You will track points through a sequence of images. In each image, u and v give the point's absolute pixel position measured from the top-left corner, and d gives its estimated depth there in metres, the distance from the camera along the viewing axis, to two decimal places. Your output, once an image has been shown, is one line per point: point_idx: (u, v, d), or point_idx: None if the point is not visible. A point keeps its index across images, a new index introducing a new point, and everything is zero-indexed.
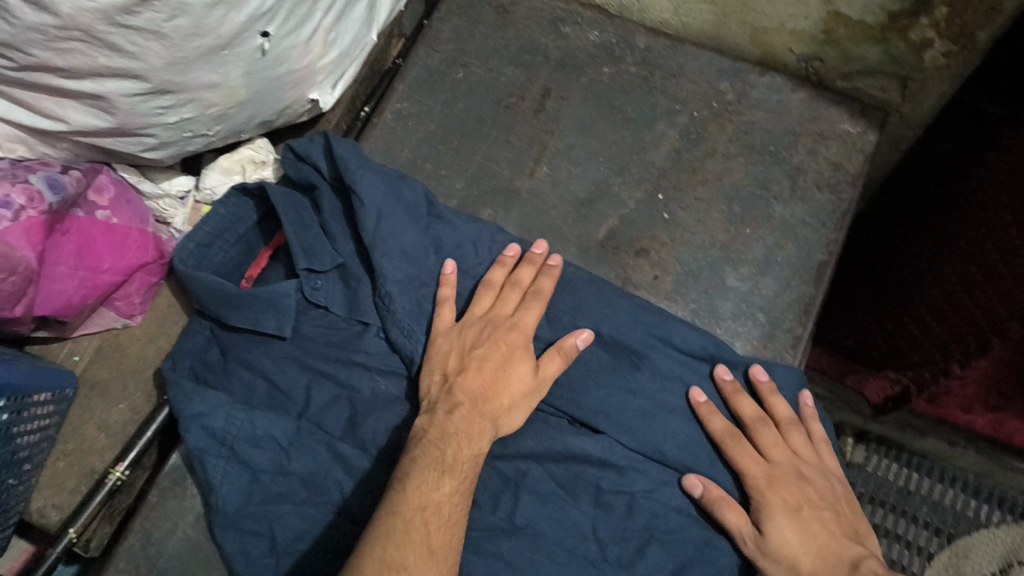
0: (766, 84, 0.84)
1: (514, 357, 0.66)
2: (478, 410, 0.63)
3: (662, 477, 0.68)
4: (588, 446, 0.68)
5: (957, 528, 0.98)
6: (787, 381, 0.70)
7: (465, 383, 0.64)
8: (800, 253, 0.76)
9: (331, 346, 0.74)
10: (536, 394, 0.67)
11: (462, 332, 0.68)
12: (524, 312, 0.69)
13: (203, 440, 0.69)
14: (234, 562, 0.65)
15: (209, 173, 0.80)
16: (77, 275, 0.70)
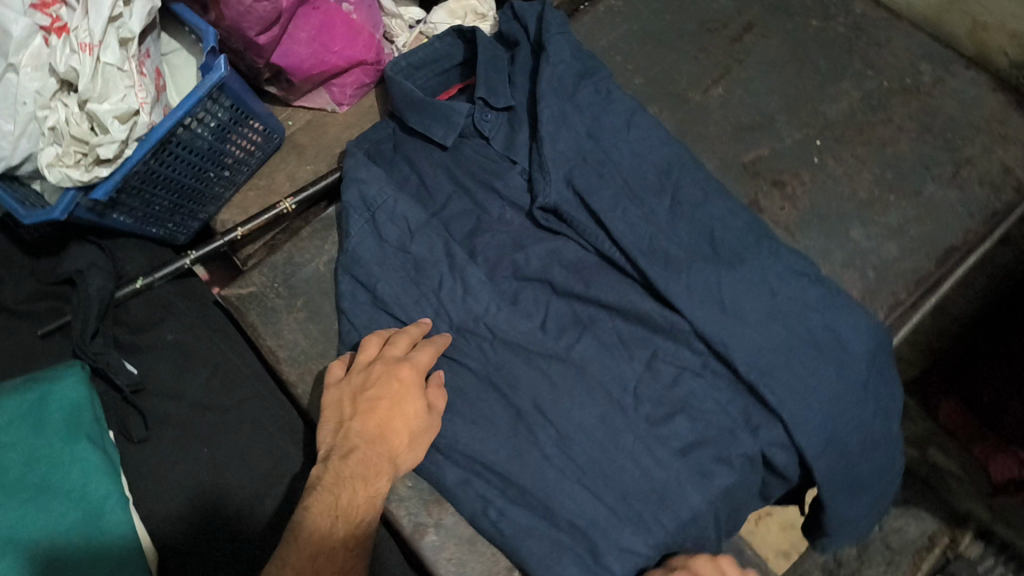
0: (968, 78, 0.84)
1: (407, 395, 0.67)
2: (374, 455, 0.63)
3: (717, 368, 0.72)
4: (658, 316, 0.74)
5: None
6: (872, 333, 0.72)
7: (354, 429, 0.64)
8: (934, 231, 0.77)
9: (480, 169, 0.84)
10: (427, 431, 0.68)
11: (349, 381, 0.68)
12: (416, 356, 0.70)
13: (355, 199, 0.81)
14: (343, 297, 0.79)
15: (438, 11, 0.93)
16: (311, 47, 0.84)
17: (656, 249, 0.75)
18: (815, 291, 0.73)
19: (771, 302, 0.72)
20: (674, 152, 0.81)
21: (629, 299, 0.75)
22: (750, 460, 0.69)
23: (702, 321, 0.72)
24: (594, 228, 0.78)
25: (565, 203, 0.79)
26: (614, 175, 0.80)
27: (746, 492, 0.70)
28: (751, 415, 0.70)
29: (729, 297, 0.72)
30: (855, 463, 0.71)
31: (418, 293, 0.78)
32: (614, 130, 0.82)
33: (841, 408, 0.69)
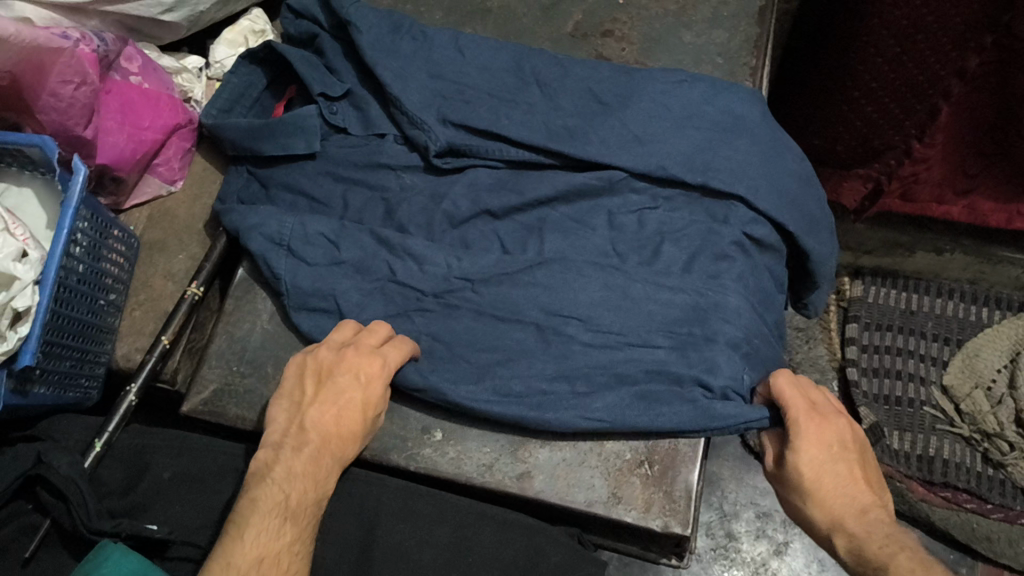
0: None
1: (370, 389, 0.66)
2: (329, 448, 0.63)
3: (667, 190, 0.77)
4: (594, 180, 0.77)
5: (962, 334, 1.24)
6: (753, 97, 0.81)
7: (314, 418, 0.64)
8: (742, 4, 0.87)
9: (356, 157, 0.82)
10: (370, 432, 0.68)
11: (319, 356, 0.67)
12: (389, 355, 0.68)
13: (262, 244, 0.77)
14: (312, 335, 0.74)
15: (216, 47, 0.89)
16: (124, 130, 0.78)
17: (555, 128, 0.79)
18: (694, 85, 0.80)
19: (670, 114, 0.78)
20: (513, 50, 0.85)
21: (559, 183, 0.78)
22: (741, 247, 0.75)
23: (630, 165, 0.76)
24: (494, 144, 0.80)
25: (455, 139, 0.80)
26: (477, 95, 0.82)
27: (755, 270, 0.76)
28: (714, 210, 0.76)
29: (642, 131, 0.78)
30: (808, 202, 0.79)
31: (378, 291, 0.76)
32: (451, 59, 0.85)
33: (772, 163, 0.77)
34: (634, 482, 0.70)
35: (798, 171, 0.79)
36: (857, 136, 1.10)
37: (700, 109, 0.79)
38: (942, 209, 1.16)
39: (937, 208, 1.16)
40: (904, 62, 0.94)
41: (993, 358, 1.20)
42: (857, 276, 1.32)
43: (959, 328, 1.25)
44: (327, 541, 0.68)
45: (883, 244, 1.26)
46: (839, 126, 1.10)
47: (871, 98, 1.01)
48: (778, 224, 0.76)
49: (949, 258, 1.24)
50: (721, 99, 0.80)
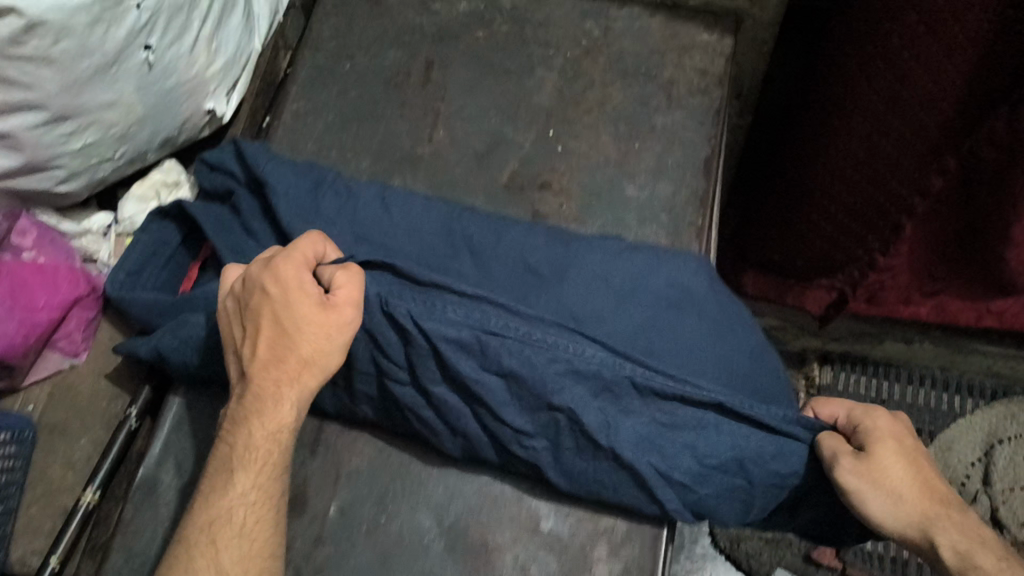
0: (626, 15, 0.89)
1: (290, 303, 0.60)
2: (274, 381, 0.61)
3: (611, 363, 0.70)
4: (529, 357, 0.70)
5: (936, 423, 1.30)
6: (698, 263, 0.76)
7: (247, 357, 0.62)
8: (687, 153, 0.82)
9: None
10: (325, 331, 0.61)
11: (240, 292, 0.63)
12: (288, 268, 0.61)
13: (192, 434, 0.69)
14: None
15: (126, 203, 0.83)
16: (14, 317, 0.73)
17: (486, 296, 0.72)
18: (637, 251, 0.75)
19: (613, 288, 0.73)
20: (444, 207, 0.79)
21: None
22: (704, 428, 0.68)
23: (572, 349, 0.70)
24: None
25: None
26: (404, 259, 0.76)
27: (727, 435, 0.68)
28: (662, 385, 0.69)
29: (582, 304, 0.72)
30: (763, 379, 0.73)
31: None
32: (377, 216, 0.78)
33: (719, 341, 0.72)
34: None
35: (750, 343, 0.73)
36: (818, 245, 1.08)
37: (643, 282, 0.74)
38: (909, 309, 1.15)
39: (906, 309, 1.15)
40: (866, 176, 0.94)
41: (966, 451, 1.27)
42: (825, 362, 1.37)
43: (933, 418, 1.30)
44: None
45: (850, 331, 1.28)
46: (800, 239, 1.09)
47: (831, 208, 1.01)
48: (737, 399, 0.70)
49: (919, 348, 1.26)
50: (667, 265, 0.74)
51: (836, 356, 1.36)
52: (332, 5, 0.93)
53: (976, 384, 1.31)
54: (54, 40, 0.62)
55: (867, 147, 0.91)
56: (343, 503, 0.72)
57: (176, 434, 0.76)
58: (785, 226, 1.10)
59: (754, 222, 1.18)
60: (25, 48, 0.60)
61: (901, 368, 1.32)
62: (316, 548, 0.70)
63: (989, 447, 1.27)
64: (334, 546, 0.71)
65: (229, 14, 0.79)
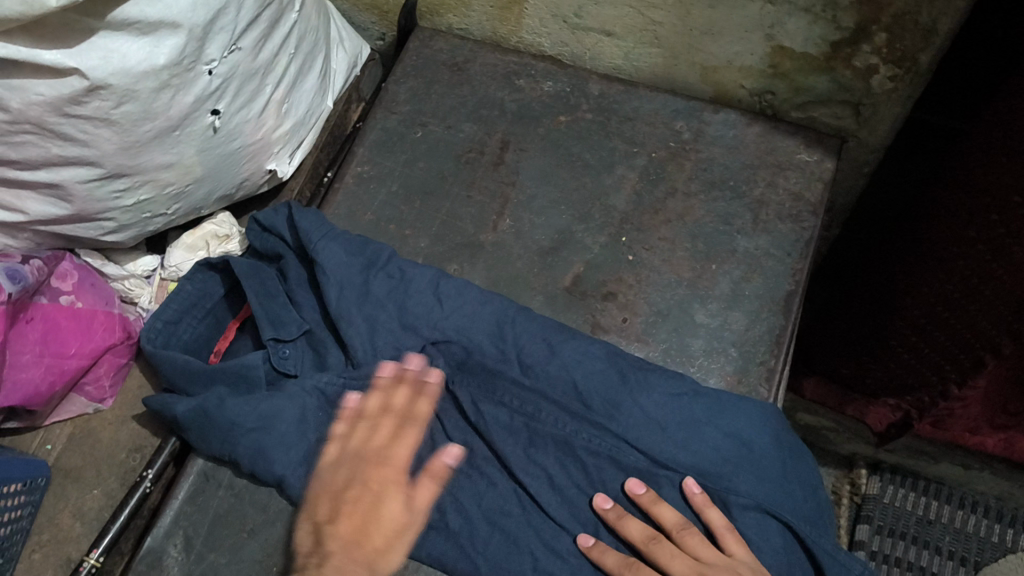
0: (721, 121, 0.84)
1: (383, 494, 0.60)
2: (363, 550, 0.57)
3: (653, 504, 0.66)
4: (558, 502, 0.67)
5: (982, 556, 1.18)
6: (765, 414, 0.69)
7: (338, 531, 0.58)
8: (767, 284, 0.76)
9: None
10: (411, 530, 0.59)
11: (335, 471, 0.62)
12: (394, 450, 0.63)
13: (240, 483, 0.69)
14: None
15: (173, 250, 0.80)
16: (42, 362, 0.71)
17: (530, 423, 0.70)
18: (700, 394, 0.69)
19: (667, 434, 0.67)
20: (498, 306, 0.74)
21: (538, 487, 0.67)
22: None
23: (613, 489, 0.67)
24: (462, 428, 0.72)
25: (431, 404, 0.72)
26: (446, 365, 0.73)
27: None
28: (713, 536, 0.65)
29: (632, 442, 0.67)
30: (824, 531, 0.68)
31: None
32: (427, 309, 0.74)
33: (780, 496, 0.66)
34: None
35: (811, 493, 0.68)
36: (892, 368, 1.01)
37: (701, 432, 0.67)
38: (976, 439, 1.10)
39: (971, 438, 1.10)
40: (956, 318, 0.86)
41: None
42: (875, 471, 1.28)
43: (979, 548, 1.19)
44: None
45: (908, 447, 1.20)
46: (874, 358, 1.03)
47: (913, 336, 0.93)
48: (795, 555, 0.65)
49: (975, 474, 1.18)
50: (729, 414, 0.68)
51: (887, 466, 1.27)
52: (413, 66, 0.91)
53: None
54: (117, 103, 0.59)
55: (962, 288, 0.82)
56: None
57: (186, 508, 0.71)
58: (860, 341, 1.04)
59: (825, 325, 1.11)
60: (86, 109, 0.59)
61: (953, 490, 1.23)
62: None
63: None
64: None
65: (304, 78, 0.77)
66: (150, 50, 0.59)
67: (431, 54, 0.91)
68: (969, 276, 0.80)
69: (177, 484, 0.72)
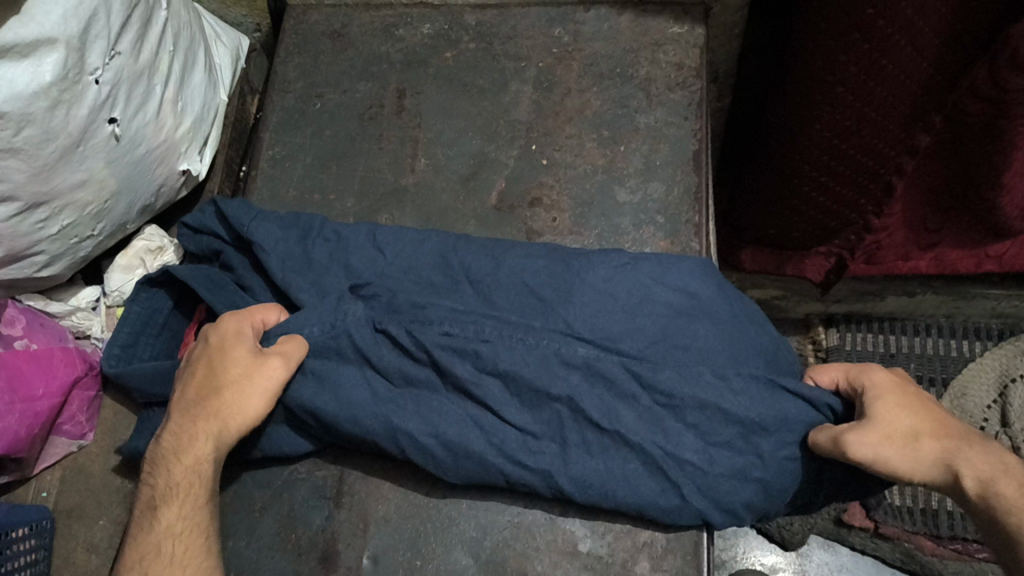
0: (593, 17, 0.88)
1: (228, 354, 0.66)
2: (202, 412, 0.64)
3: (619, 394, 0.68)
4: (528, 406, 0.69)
5: (949, 372, 1.28)
6: (701, 265, 0.73)
7: (179, 399, 0.66)
8: (674, 150, 0.80)
9: None
10: (259, 386, 0.65)
11: (188, 359, 0.69)
12: (231, 321, 0.69)
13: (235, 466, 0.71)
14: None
15: (111, 275, 0.81)
16: (15, 409, 0.70)
17: (500, 325, 0.71)
18: (641, 261, 0.73)
19: (620, 306, 0.71)
20: (438, 240, 0.77)
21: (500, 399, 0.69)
22: (724, 444, 0.66)
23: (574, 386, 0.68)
24: None
25: (379, 358, 0.71)
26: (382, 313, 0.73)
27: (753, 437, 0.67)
28: (675, 406, 0.67)
29: (579, 338, 0.70)
30: (780, 361, 0.72)
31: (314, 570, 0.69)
32: (370, 260, 0.76)
33: (735, 340, 0.70)
34: None
35: (760, 336, 0.71)
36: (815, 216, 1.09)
37: (651, 294, 0.71)
38: (909, 265, 1.17)
39: (905, 266, 1.18)
40: (855, 147, 0.95)
41: (981, 394, 1.24)
42: (831, 324, 1.35)
43: (944, 366, 1.28)
44: None
45: (852, 291, 1.26)
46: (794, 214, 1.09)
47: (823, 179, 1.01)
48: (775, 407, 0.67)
49: (921, 299, 1.26)
50: (673, 272, 0.72)
51: (840, 317, 1.35)
52: (294, 44, 0.93)
53: (982, 327, 1.29)
54: (17, 129, 0.60)
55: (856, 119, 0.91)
56: (377, 551, 0.69)
57: None
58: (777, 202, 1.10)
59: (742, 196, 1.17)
60: None
61: (906, 320, 1.31)
62: None
63: (1004, 388, 1.24)
64: None
65: (189, 73, 0.79)
66: (35, 71, 0.60)
67: (309, 28, 0.93)
68: (860, 106, 0.89)
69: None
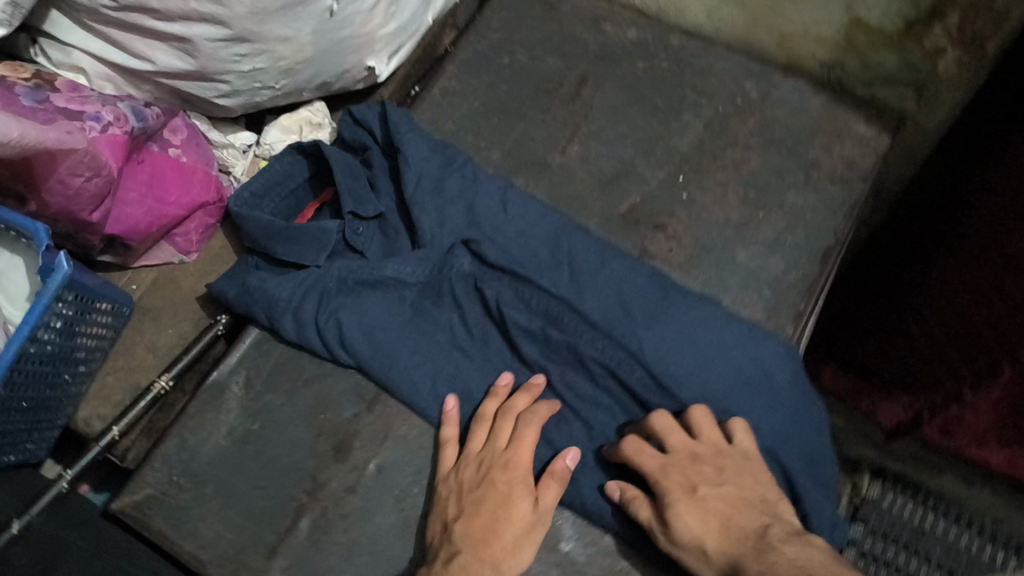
0: (789, 86, 0.89)
1: (512, 494, 0.66)
2: (493, 534, 0.64)
3: (650, 419, 0.73)
4: (573, 397, 0.74)
5: None
6: (787, 350, 0.74)
7: (458, 533, 0.64)
8: (809, 236, 0.81)
9: (349, 278, 0.77)
10: (537, 528, 0.66)
11: (460, 472, 0.68)
12: (517, 450, 0.68)
13: (295, 330, 0.76)
14: (287, 451, 0.73)
15: (270, 130, 0.88)
16: (145, 203, 0.78)
17: (578, 319, 0.75)
18: (734, 321, 0.75)
19: (694, 351, 0.73)
20: (559, 221, 0.80)
21: (553, 377, 0.75)
22: None
23: (614, 397, 0.74)
24: (512, 317, 0.76)
25: (461, 294, 0.78)
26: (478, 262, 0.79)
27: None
28: None
29: (643, 359, 0.73)
30: (823, 473, 0.71)
31: (322, 450, 0.73)
32: (494, 213, 0.81)
33: (786, 427, 0.71)
34: None
35: (814, 436, 0.72)
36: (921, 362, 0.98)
37: (726, 353, 0.73)
38: None
39: None
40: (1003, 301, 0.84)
41: None
42: None
43: None
44: None
45: None
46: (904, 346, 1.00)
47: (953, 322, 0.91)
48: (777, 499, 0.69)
49: None
50: (758, 346, 0.74)
51: None
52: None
53: None
54: None
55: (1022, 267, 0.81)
56: (384, 462, 0.73)
57: (250, 352, 0.78)
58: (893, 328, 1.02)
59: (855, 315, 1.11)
60: None
61: None
62: (346, 498, 0.72)
63: None
64: (362, 501, 0.71)
65: None
66: None
67: None
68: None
69: (243, 334, 0.79)
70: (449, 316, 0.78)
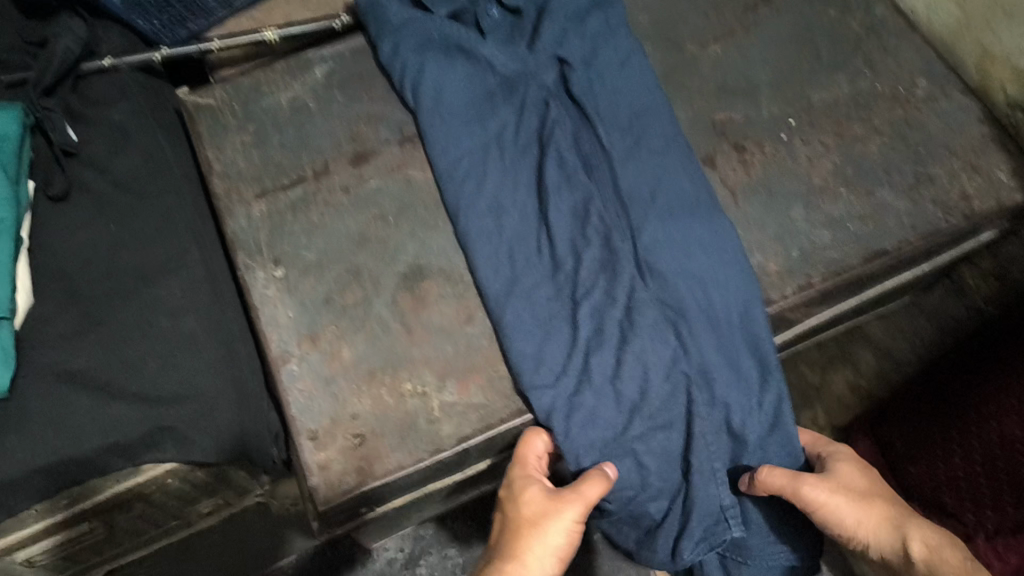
0: (958, 101, 0.81)
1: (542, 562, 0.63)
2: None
3: (602, 288, 0.70)
4: (557, 233, 0.73)
5: None
6: (760, 312, 0.70)
7: None
8: (873, 232, 0.75)
9: (458, 39, 0.83)
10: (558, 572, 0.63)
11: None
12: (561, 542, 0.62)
13: (387, 52, 0.83)
14: (321, 136, 0.82)
15: None
16: None
17: (606, 178, 0.76)
18: (739, 258, 0.71)
19: (686, 260, 0.71)
20: (655, 96, 0.80)
21: (552, 210, 0.74)
22: (620, 396, 0.67)
23: (586, 254, 0.72)
24: (552, 146, 0.77)
25: (529, 101, 0.81)
26: (562, 87, 0.82)
27: (649, 434, 0.67)
28: (625, 338, 0.69)
29: (635, 238, 0.72)
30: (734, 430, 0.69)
31: (344, 150, 0.82)
32: (609, 65, 0.82)
33: (723, 375, 0.69)
34: (338, 440, 0.69)
35: (747, 398, 0.69)
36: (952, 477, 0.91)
37: (715, 282, 0.71)
38: None
39: None
40: None
41: None
42: None
43: None
44: (137, 243, 0.74)
45: None
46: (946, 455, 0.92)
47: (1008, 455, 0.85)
48: (661, 416, 0.68)
49: None
50: (745, 290, 0.71)
51: None
52: None
53: None
54: None
55: None
56: (379, 185, 0.80)
57: (345, 52, 0.87)
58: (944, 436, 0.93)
59: (921, 401, 0.99)
60: None
61: None
62: (338, 192, 0.79)
63: None
64: (347, 202, 0.79)
65: None
66: None
67: None
68: None
69: (348, 37, 0.88)
70: (513, 114, 0.80)
